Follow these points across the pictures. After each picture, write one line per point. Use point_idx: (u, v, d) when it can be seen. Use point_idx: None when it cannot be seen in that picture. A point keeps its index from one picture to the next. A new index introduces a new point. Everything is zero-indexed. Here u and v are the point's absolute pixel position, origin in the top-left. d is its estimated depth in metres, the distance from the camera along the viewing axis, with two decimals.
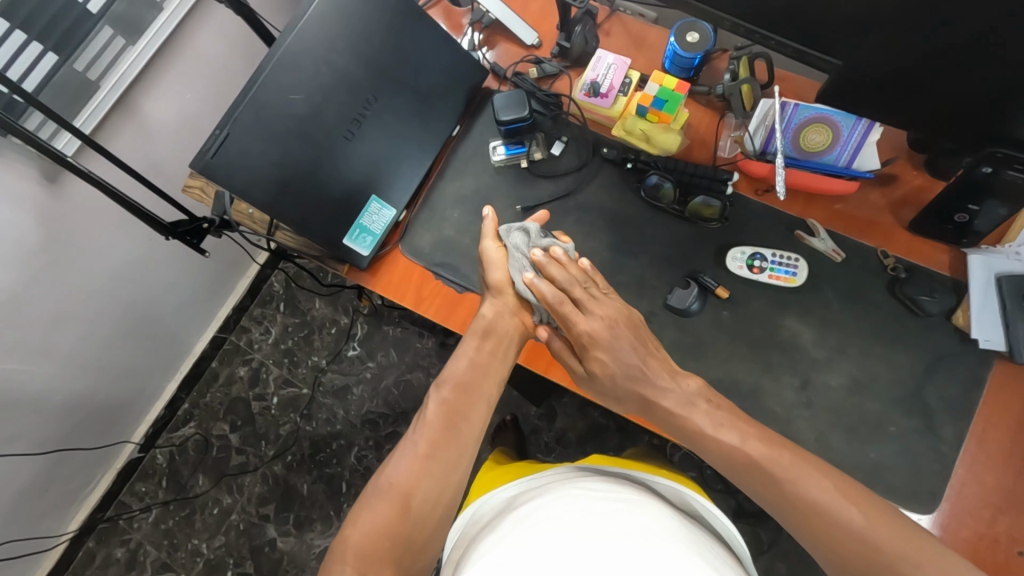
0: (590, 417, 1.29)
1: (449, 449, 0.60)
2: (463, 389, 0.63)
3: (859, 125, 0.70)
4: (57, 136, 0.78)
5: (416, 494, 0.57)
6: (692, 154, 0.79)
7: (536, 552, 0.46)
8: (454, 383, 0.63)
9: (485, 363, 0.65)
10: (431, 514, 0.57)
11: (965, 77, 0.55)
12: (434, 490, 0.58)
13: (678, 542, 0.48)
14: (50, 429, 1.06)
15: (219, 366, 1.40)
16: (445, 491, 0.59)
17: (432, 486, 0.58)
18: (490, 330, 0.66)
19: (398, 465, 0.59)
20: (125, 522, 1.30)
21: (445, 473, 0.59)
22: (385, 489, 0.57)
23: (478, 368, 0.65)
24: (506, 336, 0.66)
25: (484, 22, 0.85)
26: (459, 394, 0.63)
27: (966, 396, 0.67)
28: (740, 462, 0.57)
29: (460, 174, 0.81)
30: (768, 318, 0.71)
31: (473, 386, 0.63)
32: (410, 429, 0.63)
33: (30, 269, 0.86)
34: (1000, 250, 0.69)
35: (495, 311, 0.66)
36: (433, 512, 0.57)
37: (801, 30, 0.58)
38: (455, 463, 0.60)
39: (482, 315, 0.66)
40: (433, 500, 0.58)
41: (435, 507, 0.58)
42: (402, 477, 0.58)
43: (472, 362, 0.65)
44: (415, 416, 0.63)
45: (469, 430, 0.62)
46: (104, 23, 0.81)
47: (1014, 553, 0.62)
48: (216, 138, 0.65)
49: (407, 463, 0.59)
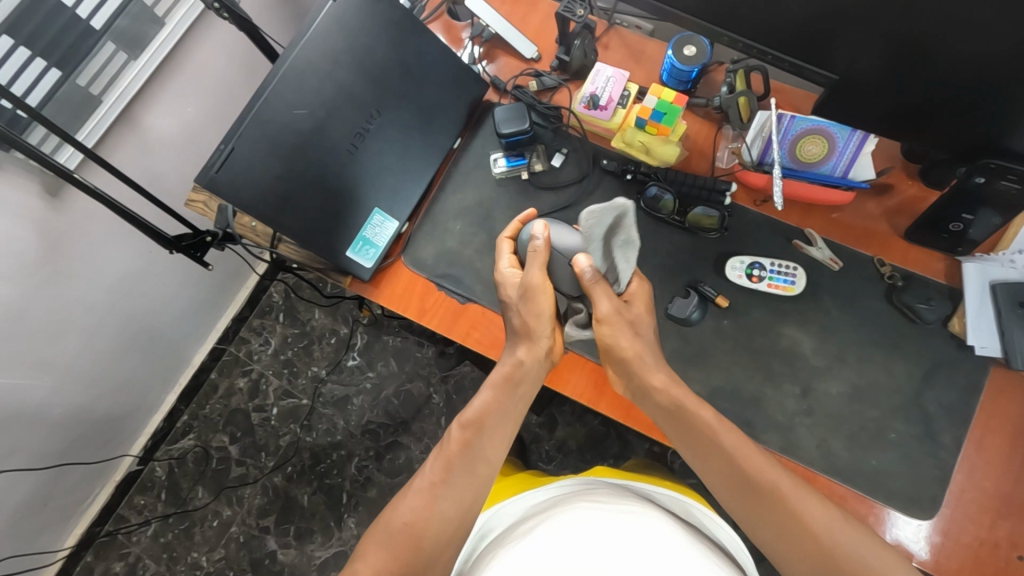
0: (590, 425, 1.30)
1: (466, 488, 0.58)
2: (481, 427, 0.61)
3: (854, 137, 0.71)
4: (59, 150, 0.78)
5: (427, 532, 0.55)
6: (691, 165, 0.80)
7: (553, 556, 0.48)
8: (475, 419, 0.62)
9: (511, 405, 0.63)
10: (442, 553, 0.55)
11: (961, 92, 0.56)
12: (447, 526, 0.56)
13: (682, 552, 0.49)
14: (49, 443, 1.06)
15: (219, 378, 1.40)
16: (456, 530, 0.56)
17: (445, 521, 0.56)
18: (521, 376, 0.63)
19: (413, 502, 0.57)
20: (124, 536, 1.29)
21: (458, 513, 0.57)
22: (398, 527, 0.56)
23: (502, 408, 0.63)
24: (536, 381, 0.64)
25: (484, 36, 0.86)
26: (479, 433, 0.61)
27: (963, 402, 0.67)
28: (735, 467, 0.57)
29: (462, 187, 0.82)
30: (769, 327, 0.72)
31: (492, 425, 0.62)
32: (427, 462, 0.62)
33: (31, 283, 0.87)
34: (994, 258, 0.70)
35: (529, 354, 0.64)
36: (444, 550, 0.55)
37: (797, 44, 0.59)
38: (470, 503, 0.58)
39: (515, 358, 0.64)
40: (445, 539, 0.55)
41: (448, 544, 0.55)
42: (416, 514, 0.56)
43: (493, 401, 0.63)
44: (434, 448, 0.63)
45: (487, 468, 0.60)
46: (107, 39, 0.80)
47: (1013, 557, 0.63)
48: (221, 154, 0.66)
49: (423, 501, 0.57)
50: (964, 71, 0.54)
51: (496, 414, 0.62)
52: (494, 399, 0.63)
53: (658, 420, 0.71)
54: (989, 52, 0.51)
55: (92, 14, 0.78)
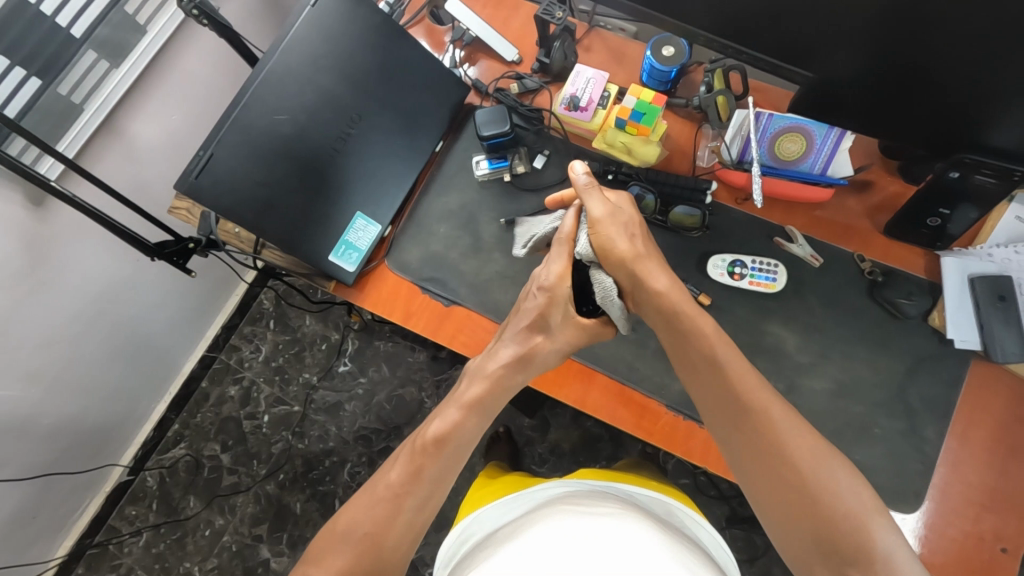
0: (583, 427, 1.30)
1: (428, 498, 0.59)
2: (450, 441, 0.60)
3: (832, 133, 0.72)
4: (40, 160, 0.77)
5: (388, 543, 0.56)
6: (672, 165, 0.80)
7: (540, 560, 0.48)
8: (439, 435, 0.60)
9: (476, 421, 0.62)
10: (399, 560, 0.56)
11: (934, 91, 0.57)
12: (405, 539, 0.57)
13: (654, 555, 0.49)
14: (37, 454, 1.05)
15: (210, 386, 1.39)
16: (414, 535, 0.58)
17: (404, 533, 0.57)
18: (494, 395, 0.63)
19: (373, 510, 0.57)
20: (115, 547, 1.28)
21: (416, 524, 0.58)
22: (358, 536, 0.56)
23: (471, 422, 0.62)
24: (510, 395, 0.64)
25: (465, 40, 0.86)
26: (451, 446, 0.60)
27: (946, 395, 0.68)
28: (748, 420, 0.56)
29: (445, 191, 0.82)
30: (753, 325, 0.72)
31: (458, 444, 0.61)
32: (386, 465, 0.62)
33: (16, 294, 0.86)
34: (973, 252, 0.71)
35: (510, 369, 0.63)
36: (400, 557, 0.57)
37: (771, 44, 0.59)
38: (429, 510, 0.59)
39: (495, 373, 0.63)
40: (402, 548, 0.57)
41: (403, 551, 0.57)
42: (376, 523, 0.56)
43: (468, 417, 0.62)
44: (394, 453, 0.63)
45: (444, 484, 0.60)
46: (88, 47, 0.80)
47: (999, 550, 0.63)
48: (200, 160, 0.66)
49: (384, 509, 0.57)
50: (938, 67, 0.55)
51: (466, 430, 0.61)
52: (465, 415, 0.62)
53: (643, 419, 0.71)
54: (961, 48, 0.52)
55: (72, 22, 0.78)
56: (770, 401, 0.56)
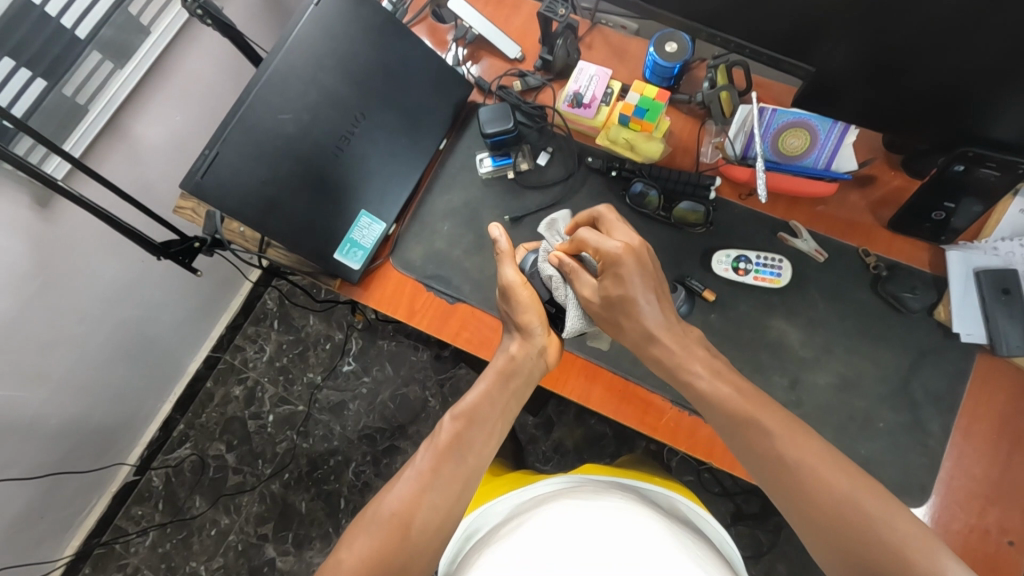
0: (587, 424, 1.30)
1: (455, 480, 0.59)
2: (473, 420, 0.63)
3: (836, 128, 0.71)
4: (47, 160, 0.78)
5: (415, 524, 0.56)
6: (675, 161, 0.80)
7: (544, 546, 0.48)
8: (465, 414, 0.63)
9: (500, 399, 0.65)
10: (429, 545, 0.55)
11: (936, 84, 0.57)
12: (435, 519, 0.57)
13: (660, 545, 0.49)
14: (43, 454, 1.05)
15: (214, 387, 1.39)
16: (445, 521, 0.57)
17: (433, 513, 0.57)
18: (514, 370, 0.65)
19: (401, 491, 0.58)
20: (122, 546, 1.28)
21: (446, 506, 0.58)
22: (385, 517, 0.56)
23: (494, 399, 0.65)
24: (528, 375, 0.66)
25: (467, 38, 0.87)
26: (470, 425, 0.63)
27: (950, 389, 0.68)
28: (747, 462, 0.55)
29: (448, 188, 0.82)
30: (757, 321, 0.72)
31: (483, 419, 0.63)
32: (418, 451, 0.63)
33: (21, 295, 0.87)
34: (978, 245, 0.71)
35: (522, 349, 0.66)
36: (432, 542, 0.56)
37: (773, 39, 0.60)
38: (458, 496, 0.59)
39: (507, 352, 0.66)
40: (432, 532, 0.56)
41: (434, 537, 0.56)
42: (404, 503, 0.57)
43: (485, 394, 0.65)
44: (425, 438, 0.64)
45: (475, 462, 0.61)
46: (93, 48, 0.80)
47: (1004, 543, 0.63)
48: (206, 158, 0.66)
49: (411, 491, 0.58)
50: (941, 60, 0.55)
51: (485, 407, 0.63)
52: (489, 392, 0.65)
53: (647, 415, 0.71)
54: (964, 41, 0.52)
55: (76, 23, 0.78)
56: (788, 436, 0.53)
